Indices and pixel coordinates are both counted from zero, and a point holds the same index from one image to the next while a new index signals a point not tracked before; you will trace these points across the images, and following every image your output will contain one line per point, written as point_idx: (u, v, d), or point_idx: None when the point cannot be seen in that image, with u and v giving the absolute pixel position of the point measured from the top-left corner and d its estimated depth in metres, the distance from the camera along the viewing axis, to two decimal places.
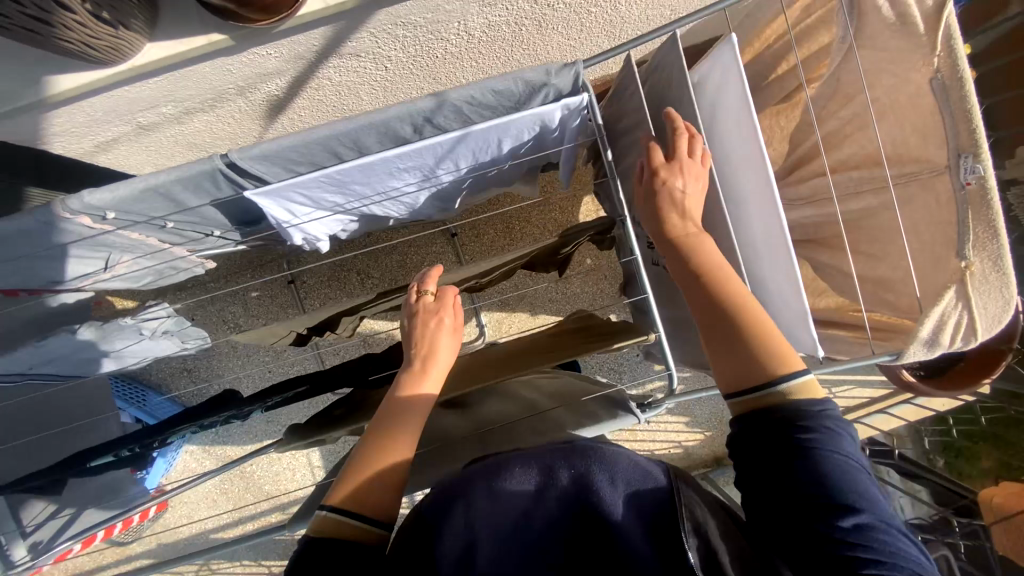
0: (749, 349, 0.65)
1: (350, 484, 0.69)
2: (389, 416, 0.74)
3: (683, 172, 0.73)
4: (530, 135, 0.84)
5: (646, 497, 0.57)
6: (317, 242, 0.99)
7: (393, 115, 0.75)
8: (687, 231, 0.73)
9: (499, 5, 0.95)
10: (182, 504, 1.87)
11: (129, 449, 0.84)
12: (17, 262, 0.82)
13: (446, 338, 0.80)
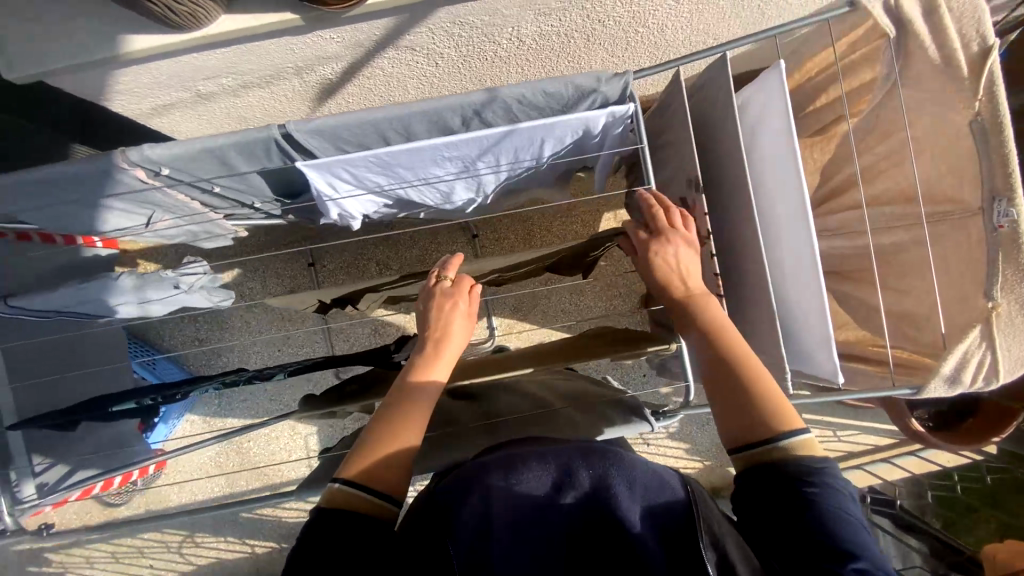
0: (751, 404, 0.63)
1: (361, 462, 0.69)
2: (400, 400, 0.75)
3: (672, 241, 0.77)
4: (572, 139, 0.87)
5: (662, 506, 0.57)
6: (351, 219, 1.01)
7: (445, 105, 0.78)
8: (687, 291, 0.75)
9: (554, 16, 0.99)
10: (174, 473, 1.87)
11: (151, 399, 0.86)
12: (64, 205, 0.85)
13: (460, 322, 0.82)
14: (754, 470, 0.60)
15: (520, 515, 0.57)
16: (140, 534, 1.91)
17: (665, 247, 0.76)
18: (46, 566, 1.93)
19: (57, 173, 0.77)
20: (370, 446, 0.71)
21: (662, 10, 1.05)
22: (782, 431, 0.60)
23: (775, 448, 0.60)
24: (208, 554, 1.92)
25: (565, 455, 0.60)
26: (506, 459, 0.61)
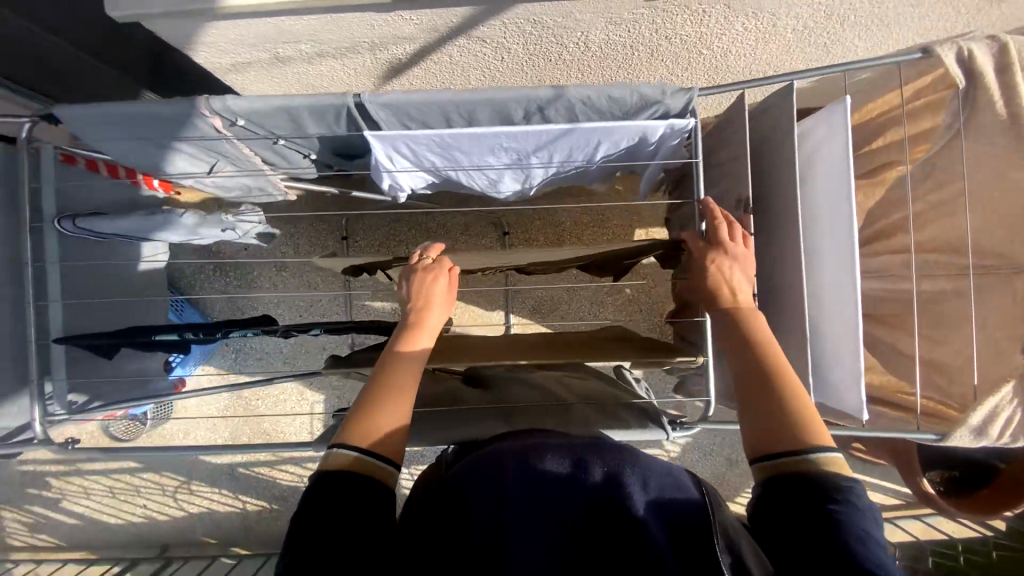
0: (783, 417, 0.64)
1: (356, 425, 0.68)
2: (385, 365, 0.76)
3: (731, 253, 0.79)
4: (627, 144, 0.88)
5: (675, 507, 0.58)
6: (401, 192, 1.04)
7: (512, 97, 0.79)
8: (736, 303, 0.76)
9: (624, 27, 1.02)
10: (182, 420, 1.92)
11: (196, 333, 0.91)
12: (140, 143, 0.89)
13: (439, 292, 0.86)
14: (773, 481, 0.61)
15: (535, 498, 0.58)
16: (140, 473, 1.96)
17: (722, 257, 0.79)
18: (47, 490, 1.98)
19: (141, 109, 0.81)
20: (362, 411, 0.70)
21: (728, 36, 1.07)
22: (811, 445, 0.61)
23: (802, 461, 0.60)
24: (201, 503, 1.96)
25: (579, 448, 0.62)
26: (522, 447, 0.63)
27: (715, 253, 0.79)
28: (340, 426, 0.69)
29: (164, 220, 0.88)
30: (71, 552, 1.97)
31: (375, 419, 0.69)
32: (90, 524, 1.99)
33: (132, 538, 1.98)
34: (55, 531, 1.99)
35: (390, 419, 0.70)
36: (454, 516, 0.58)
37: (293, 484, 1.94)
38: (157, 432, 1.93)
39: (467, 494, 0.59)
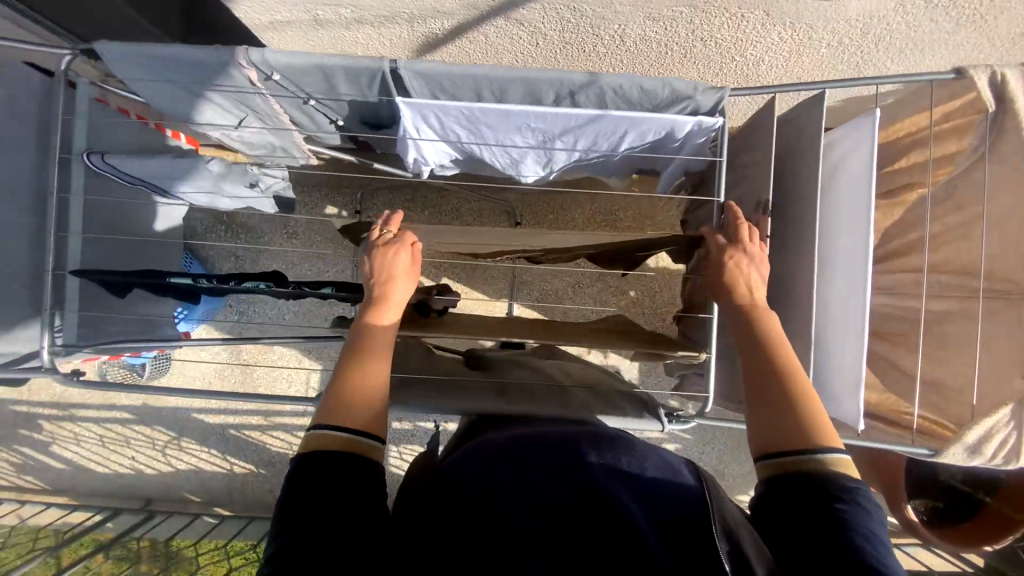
0: (794, 416, 0.65)
1: (331, 406, 0.67)
2: (355, 346, 0.75)
3: (751, 257, 0.80)
4: (653, 138, 0.89)
5: (672, 494, 0.57)
6: (423, 165, 1.05)
7: (547, 79, 0.80)
8: (753, 301, 0.78)
9: (662, 22, 1.04)
10: (179, 376, 1.93)
11: (210, 280, 0.92)
12: (173, 88, 0.90)
13: (404, 266, 0.85)
14: (776, 480, 0.62)
15: (524, 480, 0.60)
16: (132, 425, 1.97)
17: (743, 255, 0.80)
18: (37, 433, 1.99)
19: (177, 53, 0.82)
20: (337, 391, 0.69)
21: (763, 44, 1.09)
22: (821, 444, 0.62)
23: (812, 459, 0.61)
24: (189, 461, 1.97)
25: (564, 438, 0.64)
26: (510, 440, 0.66)
27: (735, 254, 0.80)
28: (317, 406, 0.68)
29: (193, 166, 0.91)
30: (55, 496, 1.98)
31: (351, 397, 0.68)
32: (77, 470, 1.99)
33: (117, 489, 1.99)
34: (41, 473, 2.00)
35: (368, 396, 0.69)
36: (449, 504, 0.61)
37: (281, 451, 1.95)
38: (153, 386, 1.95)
39: (469, 486, 0.62)
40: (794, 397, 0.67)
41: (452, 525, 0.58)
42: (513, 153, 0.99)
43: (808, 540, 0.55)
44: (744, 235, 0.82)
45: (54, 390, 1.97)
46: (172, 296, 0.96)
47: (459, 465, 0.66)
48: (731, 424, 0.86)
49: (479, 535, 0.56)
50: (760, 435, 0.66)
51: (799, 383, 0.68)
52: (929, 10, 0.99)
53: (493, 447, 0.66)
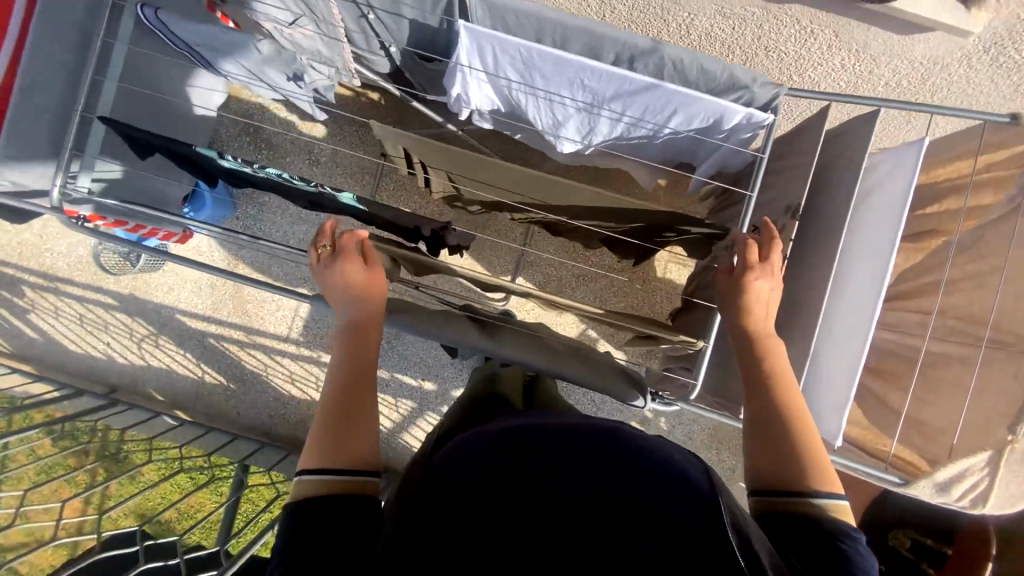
0: (795, 455, 0.67)
1: (315, 452, 0.75)
2: (335, 382, 0.83)
3: (770, 275, 0.79)
4: (699, 125, 0.89)
5: (673, 492, 0.60)
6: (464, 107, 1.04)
7: (609, 35, 0.82)
8: (762, 330, 0.78)
9: (732, 21, 1.02)
10: (171, 274, 1.92)
11: (233, 160, 0.91)
12: None
13: (361, 282, 0.92)
14: (770, 518, 0.65)
15: (521, 474, 0.62)
16: (113, 311, 1.96)
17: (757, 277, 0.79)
18: (18, 298, 1.97)
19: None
20: (319, 435, 0.77)
21: (823, 68, 1.08)
22: (820, 490, 0.64)
23: (811, 505, 0.63)
24: (162, 359, 1.96)
25: (560, 432, 0.64)
26: (509, 426, 0.66)
27: (757, 267, 0.78)
28: (304, 451, 0.76)
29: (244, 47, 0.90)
30: (21, 364, 1.96)
31: (326, 438, 0.77)
32: (49, 344, 1.98)
33: (84, 371, 1.98)
34: (13, 338, 1.98)
35: (345, 429, 0.78)
36: (442, 500, 0.62)
37: (255, 370, 1.94)
38: (143, 278, 1.93)
39: (468, 470, 0.63)
40: (793, 431, 0.69)
41: (445, 520, 0.60)
42: (559, 115, 0.99)
43: (811, 555, 0.58)
44: (759, 253, 0.80)
45: (44, 260, 1.95)
46: (190, 171, 0.95)
47: (452, 456, 0.65)
48: (712, 415, 0.88)
49: (474, 533, 0.59)
50: (761, 465, 0.68)
51: (798, 414, 0.70)
52: (994, 69, 0.99)
53: (488, 434, 0.66)
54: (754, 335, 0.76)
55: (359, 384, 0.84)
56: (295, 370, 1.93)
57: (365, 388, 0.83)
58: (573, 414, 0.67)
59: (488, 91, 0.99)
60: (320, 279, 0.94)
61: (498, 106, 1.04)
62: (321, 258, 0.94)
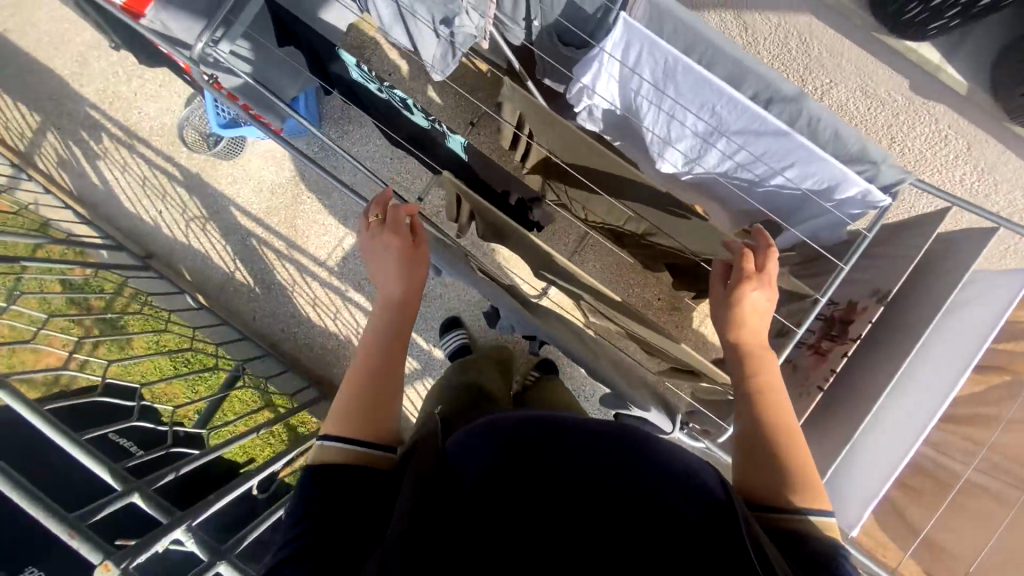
0: (780, 473, 0.67)
1: (347, 423, 0.83)
2: (378, 358, 0.92)
3: (764, 284, 0.82)
4: (810, 187, 0.89)
5: (684, 487, 0.63)
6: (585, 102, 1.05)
7: (757, 71, 0.84)
8: (756, 341, 0.80)
9: (870, 101, 1.02)
10: (241, 169, 1.98)
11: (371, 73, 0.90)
12: None
13: (402, 251, 1.02)
14: (770, 532, 0.64)
15: (534, 471, 0.64)
16: (175, 184, 2.00)
17: (752, 288, 0.81)
18: (95, 143, 2.04)
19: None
20: (347, 408, 0.85)
21: (941, 176, 1.07)
22: (802, 506, 0.64)
23: (802, 519, 0.63)
24: (203, 243, 2.00)
25: (562, 431, 0.69)
26: (518, 425, 0.71)
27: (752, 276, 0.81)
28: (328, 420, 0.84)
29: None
30: (75, 204, 2.03)
31: (347, 408, 0.85)
32: (104, 194, 2.03)
33: (128, 230, 2.03)
34: (77, 178, 2.05)
35: (366, 401, 0.85)
36: (454, 492, 0.65)
37: (283, 283, 1.97)
38: (213, 163, 1.99)
39: (482, 454, 0.67)
40: (780, 451, 0.69)
41: (459, 507, 0.62)
42: (673, 137, 0.99)
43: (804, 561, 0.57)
44: (754, 263, 0.83)
45: (131, 116, 2.02)
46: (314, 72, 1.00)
47: (466, 443, 0.70)
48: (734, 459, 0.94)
49: (485, 521, 0.60)
50: (747, 479, 0.68)
51: (779, 426, 0.71)
52: None
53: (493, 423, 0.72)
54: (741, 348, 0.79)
55: (385, 359, 0.92)
56: (319, 296, 1.96)
57: (390, 363, 0.92)
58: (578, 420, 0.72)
59: (614, 92, 1.00)
60: (370, 259, 1.05)
61: (614, 107, 1.04)
62: (372, 236, 1.04)
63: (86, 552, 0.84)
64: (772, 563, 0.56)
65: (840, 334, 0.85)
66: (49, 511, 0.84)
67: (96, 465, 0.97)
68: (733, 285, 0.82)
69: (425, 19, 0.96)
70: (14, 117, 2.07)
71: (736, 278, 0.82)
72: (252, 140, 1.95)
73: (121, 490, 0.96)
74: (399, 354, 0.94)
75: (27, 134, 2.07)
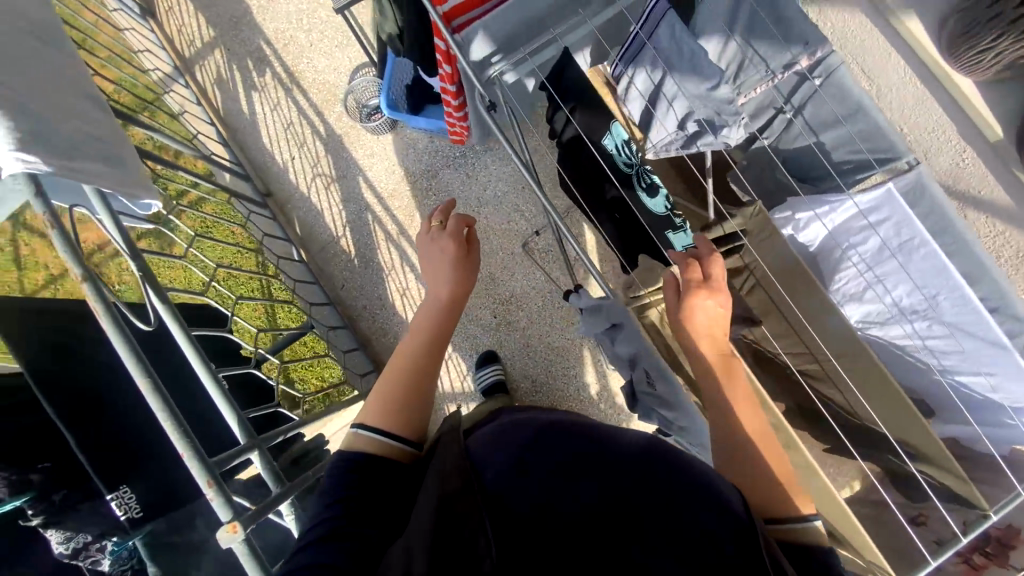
0: (757, 479, 0.74)
1: (379, 413, 0.87)
2: (412, 354, 0.96)
3: (715, 291, 0.87)
4: (999, 397, 0.94)
5: (708, 503, 0.64)
6: (801, 227, 1.02)
7: (996, 280, 0.92)
8: (722, 353, 0.86)
9: None
10: (382, 147, 2.04)
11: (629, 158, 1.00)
12: (755, 11, 0.97)
13: (458, 262, 1.04)
14: (781, 543, 0.68)
15: (556, 481, 0.64)
16: (316, 138, 2.05)
17: (702, 301, 0.86)
18: (256, 74, 2.09)
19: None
20: (382, 398, 0.89)
21: None
22: (788, 514, 0.69)
23: (797, 526, 0.68)
24: (322, 201, 2.04)
25: (580, 444, 0.70)
26: (536, 434, 0.72)
27: (703, 287, 0.86)
28: (362, 409, 0.88)
29: (713, 74, 0.92)
30: (217, 122, 2.07)
31: (378, 398, 0.89)
32: (247, 124, 2.08)
33: (255, 164, 2.07)
34: (227, 100, 2.09)
35: (396, 395, 0.89)
36: (476, 490, 0.63)
37: (382, 264, 1.99)
38: (358, 132, 2.04)
39: (505, 453, 0.69)
40: (754, 454, 0.76)
41: (479, 504, 0.61)
42: (874, 293, 0.99)
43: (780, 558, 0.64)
44: (701, 272, 0.88)
45: (299, 63, 2.08)
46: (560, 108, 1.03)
47: (484, 444, 0.72)
48: None
49: (505, 514, 0.61)
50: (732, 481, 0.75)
51: (754, 429, 0.80)
52: None
53: (510, 429, 0.75)
54: (710, 364, 0.85)
55: (424, 359, 0.95)
56: (411, 288, 1.96)
57: (427, 363, 0.95)
58: (589, 435, 0.72)
59: (839, 231, 1.00)
60: (424, 258, 1.08)
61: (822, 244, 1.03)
62: (431, 240, 1.08)
63: (214, 503, 0.83)
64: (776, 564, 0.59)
65: (997, 555, 0.98)
66: (194, 450, 0.84)
67: (229, 412, 0.98)
68: (685, 298, 0.88)
69: (673, 113, 0.97)
70: (188, 24, 2.12)
71: (695, 300, 0.87)
72: (405, 126, 2.00)
73: (244, 443, 0.97)
74: (435, 355, 0.97)
75: (195, 43, 2.12)
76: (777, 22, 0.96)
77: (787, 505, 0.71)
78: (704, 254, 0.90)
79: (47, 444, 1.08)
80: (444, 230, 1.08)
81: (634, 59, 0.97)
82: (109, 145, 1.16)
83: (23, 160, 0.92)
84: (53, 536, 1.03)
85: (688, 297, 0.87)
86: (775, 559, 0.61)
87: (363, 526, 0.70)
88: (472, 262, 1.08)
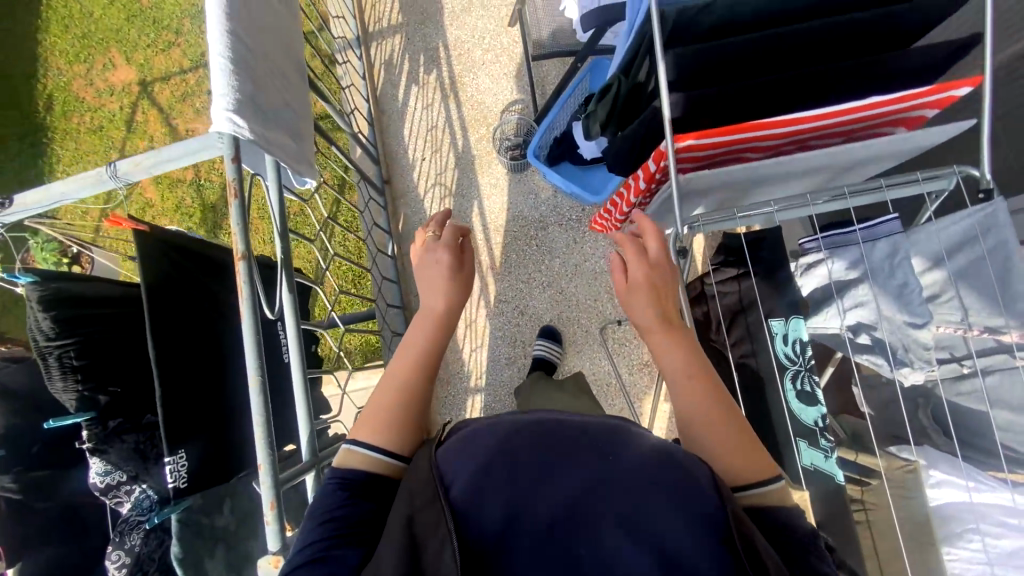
0: (743, 458, 0.74)
1: (371, 421, 0.81)
2: (402, 361, 0.87)
3: (647, 264, 0.87)
4: None
5: (688, 510, 0.61)
6: (943, 483, 0.96)
7: None
8: (670, 325, 0.83)
9: None
10: (507, 184, 2.04)
11: (793, 354, 0.93)
12: (987, 268, 0.90)
13: (449, 270, 0.96)
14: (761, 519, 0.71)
15: (521, 505, 0.62)
16: (451, 149, 2.08)
17: (639, 265, 0.85)
18: (422, 70, 2.14)
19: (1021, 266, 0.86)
20: (379, 414, 0.81)
21: None
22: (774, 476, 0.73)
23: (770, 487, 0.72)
24: (431, 207, 2.06)
25: (542, 451, 0.66)
26: (499, 441, 0.68)
27: (640, 263, 0.86)
28: (358, 426, 0.81)
29: (921, 314, 0.88)
30: (371, 99, 2.13)
31: (370, 414, 0.82)
32: (396, 112, 2.14)
33: (388, 150, 2.12)
34: (387, 82, 2.16)
35: (394, 410, 0.82)
36: (440, 505, 0.63)
37: None
38: (493, 159, 2.06)
39: (469, 461, 0.67)
40: (739, 435, 0.75)
41: (440, 515, 0.62)
42: None
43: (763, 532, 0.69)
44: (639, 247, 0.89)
45: (465, 75, 2.11)
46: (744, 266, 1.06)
47: (455, 446, 0.70)
48: None
49: (473, 530, 0.62)
50: (724, 465, 0.73)
51: (729, 410, 0.77)
52: None
53: (475, 427, 0.71)
54: (671, 355, 0.80)
55: (424, 372, 0.87)
56: (476, 323, 2.02)
57: (428, 374, 0.87)
58: (552, 441, 0.67)
59: (987, 514, 0.92)
60: (419, 270, 0.99)
61: (962, 517, 0.94)
62: (424, 250, 1.00)
63: (268, 527, 0.84)
64: (753, 543, 0.59)
65: None
66: (271, 466, 0.86)
67: (303, 423, 0.99)
68: (631, 279, 0.86)
69: (845, 316, 0.95)
70: (383, 3, 2.20)
71: (635, 269, 0.86)
72: (537, 174, 2.00)
73: (308, 460, 0.97)
74: (431, 370, 0.88)
75: (381, 21, 2.19)
76: (1005, 284, 0.89)
77: (757, 473, 0.73)
78: (643, 231, 0.91)
79: (121, 368, 1.08)
80: (439, 241, 1.01)
81: (834, 249, 0.96)
82: (296, 118, 1.18)
83: (234, 123, 0.93)
84: (94, 463, 1.04)
85: (628, 270, 0.86)
86: (752, 536, 0.60)
87: (347, 549, 0.68)
88: (469, 273, 1.00)
